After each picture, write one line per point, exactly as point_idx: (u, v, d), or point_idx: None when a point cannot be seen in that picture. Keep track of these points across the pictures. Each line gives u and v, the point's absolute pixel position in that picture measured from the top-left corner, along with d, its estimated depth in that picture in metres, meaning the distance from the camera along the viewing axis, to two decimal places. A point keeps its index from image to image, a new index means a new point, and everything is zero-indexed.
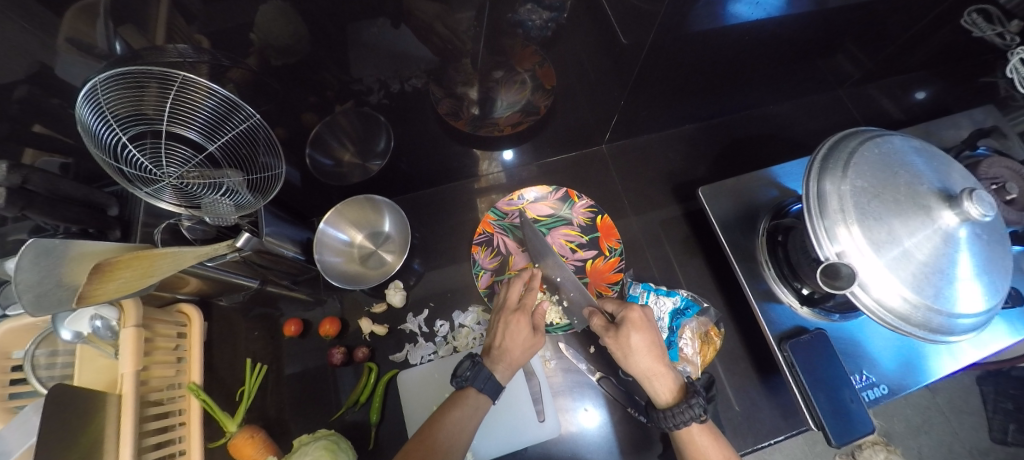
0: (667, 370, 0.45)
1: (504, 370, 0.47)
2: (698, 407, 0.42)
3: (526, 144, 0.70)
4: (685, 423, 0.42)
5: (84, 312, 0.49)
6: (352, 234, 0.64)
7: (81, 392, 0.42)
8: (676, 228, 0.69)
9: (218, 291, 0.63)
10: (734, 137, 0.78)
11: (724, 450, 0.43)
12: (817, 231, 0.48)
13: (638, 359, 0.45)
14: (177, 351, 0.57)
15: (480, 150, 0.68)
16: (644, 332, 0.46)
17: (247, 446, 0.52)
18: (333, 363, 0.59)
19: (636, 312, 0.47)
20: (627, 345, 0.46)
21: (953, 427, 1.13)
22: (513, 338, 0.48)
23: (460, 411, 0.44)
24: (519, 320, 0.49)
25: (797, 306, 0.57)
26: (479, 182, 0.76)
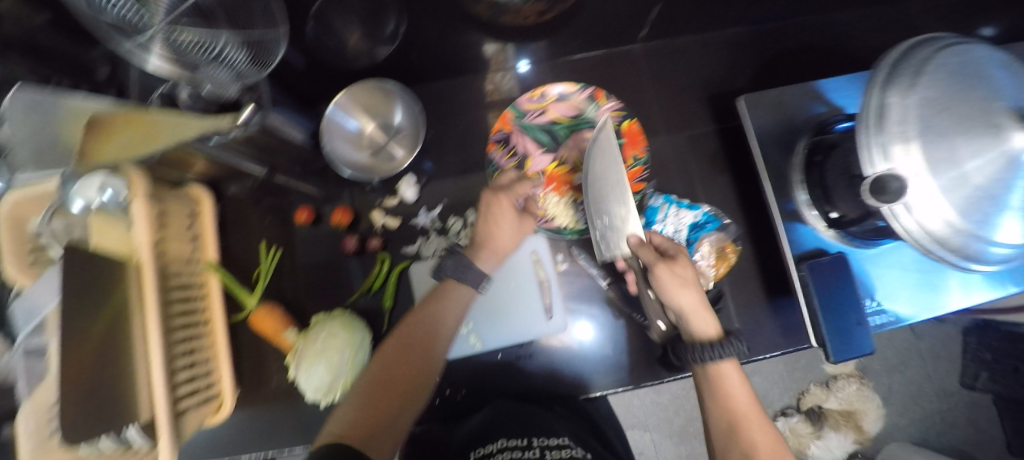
0: (704, 311, 0.47)
1: (486, 256, 0.51)
2: (732, 349, 0.45)
3: (543, 43, 0.62)
4: (721, 356, 0.45)
5: (92, 180, 0.47)
6: (363, 125, 0.59)
7: (100, 272, 0.42)
8: (709, 143, 0.63)
9: (227, 176, 0.61)
10: (799, 43, 0.65)
11: (745, 386, 0.46)
12: (870, 147, 0.44)
13: (683, 292, 0.47)
14: (192, 230, 0.57)
15: (495, 44, 0.61)
16: (689, 265, 0.48)
17: (267, 318, 0.56)
18: (347, 251, 0.59)
19: (684, 256, 0.49)
20: (679, 275, 0.47)
21: (927, 369, 1.21)
22: (495, 223, 0.52)
23: (437, 306, 0.48)
24: (501, 205, 0.53)
25: (823, 229, 0.55)
26: (488, 86, 0.68)
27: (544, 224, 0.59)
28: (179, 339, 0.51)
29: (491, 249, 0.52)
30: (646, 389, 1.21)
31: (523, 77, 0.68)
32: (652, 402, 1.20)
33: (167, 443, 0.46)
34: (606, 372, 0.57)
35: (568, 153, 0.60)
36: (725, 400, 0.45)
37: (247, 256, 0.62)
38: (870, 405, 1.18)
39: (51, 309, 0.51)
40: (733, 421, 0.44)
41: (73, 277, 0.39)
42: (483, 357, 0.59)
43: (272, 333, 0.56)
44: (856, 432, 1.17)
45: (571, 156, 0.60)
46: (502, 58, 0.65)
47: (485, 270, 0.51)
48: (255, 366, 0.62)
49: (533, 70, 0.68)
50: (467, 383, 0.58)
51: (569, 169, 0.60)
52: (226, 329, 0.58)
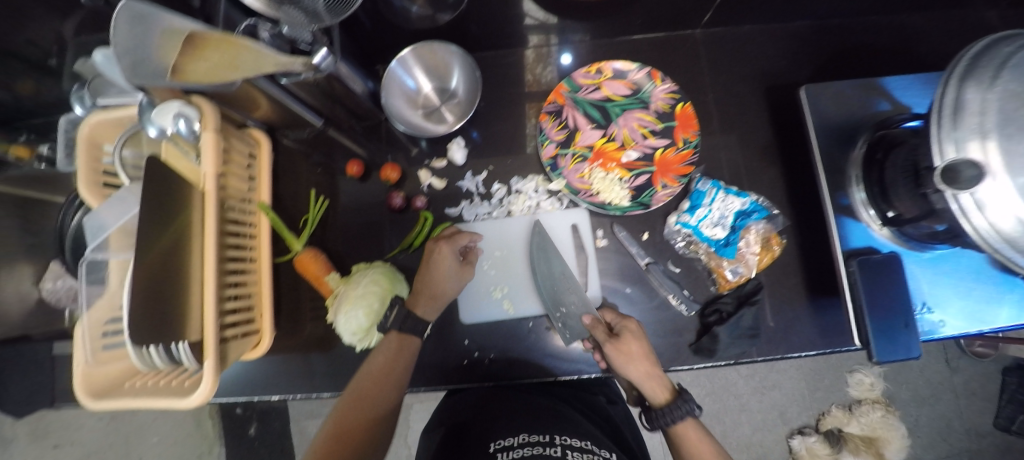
0: (660, 375, 0.49)
1: (424, 303, 0.53)
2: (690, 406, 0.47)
3: (586, 40, 0.66)
4: (681, 418, 0.47)
5: (169, 108, 0.48)
6: (421, 84, 0.61)
7: (170, 194, 0.44)
8: (761, 134, 0.62)
9: (285, 123, 0.63)
10: (861, 40, 0.64)
11: (713, 448, 0.48)
12: (942, 143, 0.38)
13: (632, 365, 0.48)
14: (249, 171, 0.59)
15: (537, 35, 0.64)
16: (641, 340, 0.50)
17: (311, 262, 0.57)
18: (392, 207, 0.61)
19: (633, 324, 0.51)
20: (627, 350, 0.49)
21: (959, 406, 1.15)
22: (436, 271, 0.53)
23: (383, 356, 0.50)
24: (442, 251, 0.54)
25: (876, 227, 0.54)
26: (528, 78, 0.66)
27: (588, 197, 0.59)
28: (228, 270, 0.52)
29: (428, 293, 0.53)
30: None
31: (563, 69, 0.67)
32: None
33: (210, 366, 0.47)
34: None
35: (618, 130, 0.61)
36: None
37: (294, 203, 0.64)
38: (895, 433, 1.12)
39: (116, 227, 0.53)
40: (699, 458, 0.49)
41: (148, 194, 0.41)
42: (515, 324, 0.59)
43: (314, 277, 0.58)
44: None
45: (620, 133, 0.61)
46: (544, 53, 0.67)
47: (425, 318, 0.53)
48: (292, 309, 0.64)
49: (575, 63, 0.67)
50: (495, 348, 0.58)
51: (618, 146, 0.60)
52: (270, 269, 0.60)
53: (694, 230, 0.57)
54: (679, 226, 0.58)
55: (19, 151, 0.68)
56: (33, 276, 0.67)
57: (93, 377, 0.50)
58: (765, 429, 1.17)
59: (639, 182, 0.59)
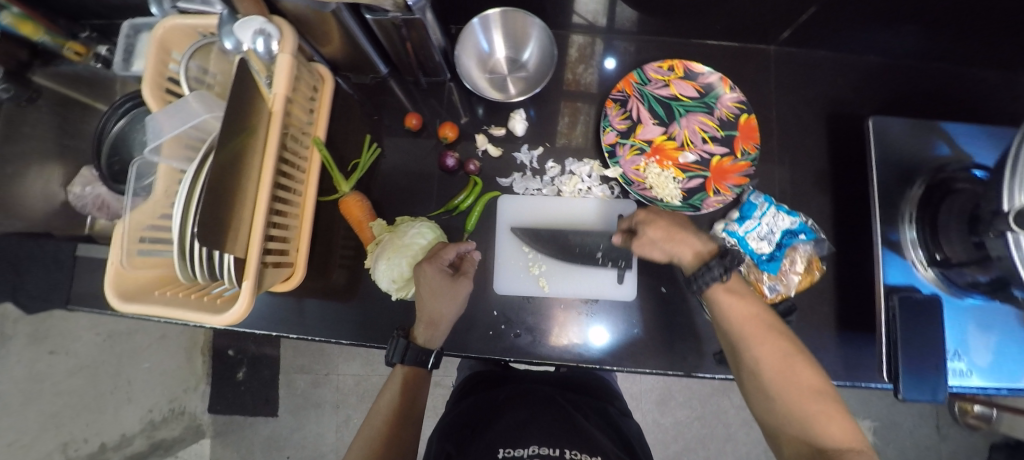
0: (688, 239, 0.50)
1: (424, 330, 0.52)
2: (718, 267, 0.46)
3: (653, 40, 0.66)
4: (715, 278, 0.46)
5: (252, 23, 0.48)
6: (495, 49, 0.62)
7: (244, 108, 0.44)
8: (817, 160, 0.63)
9: (352, 65, 0.63)
10: (924, 87, 0.65)
11: (751, 307, 0.46)
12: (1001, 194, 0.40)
13: (659, 247, 0.51)
14: (311, 103, 0.59)
15: (580, 36, 0.66)
16: (656, 222, 0.51)
17: (356, 206, 0.57)
18: (443, 166, 0.61)
19: (642, 213, 0.54)
20: (646, 238, 0.51)
21: None
22: (428, 301, 0.50)
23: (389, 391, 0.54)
24: (430, 271, 0.50)
25: (920, 267, 0.54)
26: (566, 78, 0.65)
27: (641, 190, 0.59)
28: (276, 196, 0.52)
29: (428, 322, 0.51)
30: (652, 406, 1.20)
31: (605, 74, 0.65)
32: (654, 420, 1.18)
33: (248, 285, 0.46)
34: (658, 349, 0.56)
35: (679, 130, 0.61)
36: (726, 318, 0.46)
37: (346, 145, 0.64)
38: None
39: (171, 136, 0.49)
40: (739, 338, 0.45)
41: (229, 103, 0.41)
42: (546, 301, 0.59)
43: (356, 221, 0.57)
44: None
45: (681, 133, 0.61)
46: (587, 54, 0.66)
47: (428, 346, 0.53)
48: (323, 251, 0.63)
49: (618, 70, 0.66)
50: (522, 324, 0.58)
51: (676, 146, 0.61)
52: (313, 205, 0.59)
53: (739, 241, 0.58)
54: (725, 234, 0.58)
55: (76, 48, 0.67)
56: (63, 179, 0.69)
57: (123, 278, 0.47)
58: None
59: (692, 184, 0.60)
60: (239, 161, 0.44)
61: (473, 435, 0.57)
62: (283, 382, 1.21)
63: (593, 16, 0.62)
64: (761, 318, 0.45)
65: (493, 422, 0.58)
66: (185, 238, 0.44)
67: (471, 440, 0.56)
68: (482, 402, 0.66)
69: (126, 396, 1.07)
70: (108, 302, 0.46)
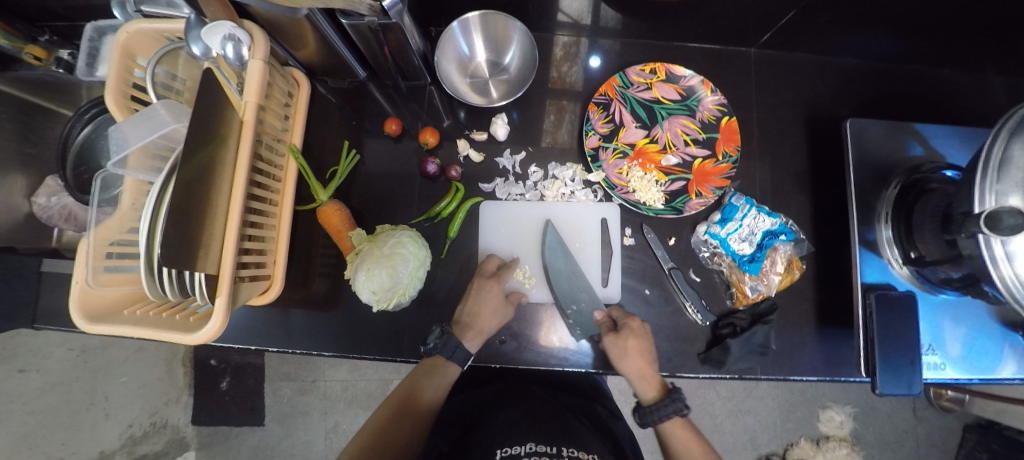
0: (652, 374, 0.53)
1: (472, 338, 0.54)
2: (680, 403, 0.53)
3: (636, 42, 0.66)
4: (668, 415, 0.53)
5: (220, 28, 0.46)
6: (476, 52, 0.60)
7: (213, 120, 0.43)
8: (796, 161, 0.63)
9: (328, 69, 0.61)
10: (901, 86, 0.66)
11: (698, 442, 0.54)
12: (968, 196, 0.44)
13: (629, 362, 0.52)
14: (286, 110, 0.57)
15: (566, 35, 0.65)
16: (640, 338, 0.53)
17: (335, 215, 0.55)
18: (424, 173, 0.60)
19: (636, 321, 0.54)
20: (624, 347, 0.52)
21: (918, 453, 1.21)
22: (483, 303, 0.55)
23: (429, 380, 0.55)
24: (489, 287, 0.56)
25: (896, 265, 0.55)
26: (553, 75, 0.64)
27: (624, 194, 0.59)
28: (249, 209, 0.50)
29: (475, 329, 0.54)
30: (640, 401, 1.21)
31: (590, 72, 0.65)
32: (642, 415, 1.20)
33: (221, 304, 0.45)
34: None
35: (661, 133, 0.61)
36: (682, 453, 0.54)
37: (323, 151, 0.62)
38: None
39: (137, 147, 0.47)
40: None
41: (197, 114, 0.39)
42: (530, 308, 0.59)
43: (335, 231, 0.56)
44: None
45: (663, 136, 0.61)
46: (572, 52, 0.65)
47: (469, 349, 0.54)
48: (303, 260, 0.61)
49: (602, 68, 0.65)
50: (507, 331, 0.58)
51: (659, 149, 0.61)
52: (291, 215, 0.57)
53: (721, 243, 0.58)
54: (707, 236, 0.58)
55: (36, 52, 0.63)
56: (27, 189, 0.65)
57: (90, 297, 0.45)
58: (734, 452, 1.19)
59: (674, 187, 0.60)
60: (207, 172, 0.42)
61: (470, 435, 0.58)
62: (269, 390, 1.19)
63: (577, 15, 0.60)
64: (707, 453, 0.54)
65: (486, 419, 0.59)
66: (153, 258, 0.42)
67: (471, 435, 0.58)
68: (472, 399, 0.67)
69: (104, 412, 1.01)
70: (74, 323, 0.44)
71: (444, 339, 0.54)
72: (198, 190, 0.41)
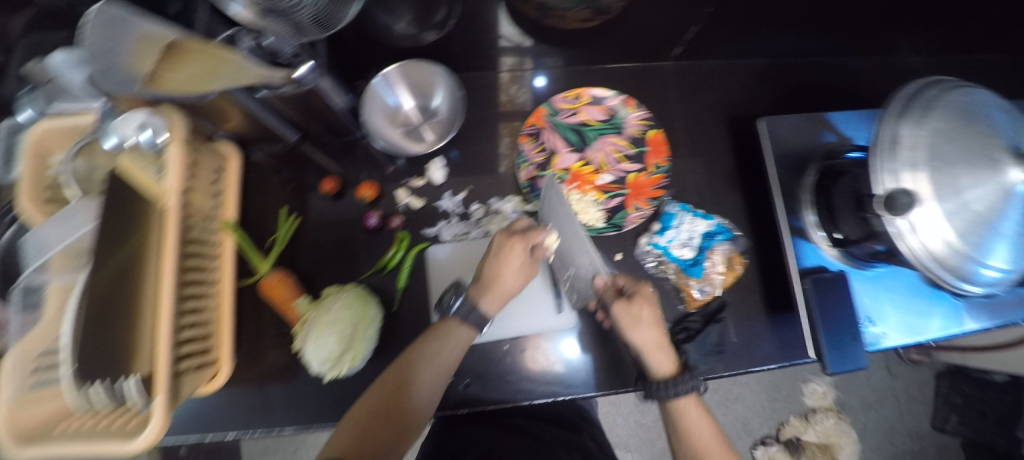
0: (662, 354, 0.51)
1: (490, 299, 0.52)
2: (684, 387, 0.50)
3: (556, 70, 0.69)
4: (684, 392, 0.50)
5: (133, 116, 0.44)
6: (403, 102, 0.62)
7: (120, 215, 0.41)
8: (724, 160, 0.67)
9: (257, 137, 0.61)
10: (807, 78, 0.71)
11: (710, 425, 0.51)
12: (880, 173, 0.45)
13: (643, 332, 0.51)
14: (216, 186, 0.56)
15: (512, 57, 0.66)
16: (652, 305, 0.52)
17: (278, 286, 0.55)
18: (366, 226, 0.60)
19: (647, 289, 0.53)
20: (638, 315, 0.51)
21: (899, 408, 1.24)
22: (507, 263, 0.52)
23: (435, 347, 0.49)
24: (513, 247, 0.52)
25: (826, 248, 0.58)
26: (503, 99, 0.68)
27: None
28: (182, 297, 0.49)
29: (496, 294, 0.52)
30: (630, 406, 1.21)
31: (538, 91, 0.69)
32: (635, 422, 1.21)
33: (161, 402, 0.43)
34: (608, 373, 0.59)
35: (594, 154, 0.63)
36: (692, 431, 0.50)
37: (261, 219, 0.62)
38: (845, 440, 1.20)
39: (61, 250, 0.44)
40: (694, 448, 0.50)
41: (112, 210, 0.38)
42: (489, 346, 0.60)
43: (282, 302, 0.56)
44: None
45: (596, 157, 0.63)
46: (518, 74, 0.69)
47: (484, 314, 0.52)
48: (254, 333, 0.60)
49: (549, 86, 0.69)
50: (471, 373, 0.59)
51: (593, 169, 0.63)
52: (230, 294, 0.57)
53: (663, 251, 0.60)
54: (650, 247, 0.60)
55: None
56: None
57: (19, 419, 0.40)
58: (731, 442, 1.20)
59: (613, 203, 0.62)
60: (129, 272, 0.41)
61: None
62: None
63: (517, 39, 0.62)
64: (717, 435, 0.51)
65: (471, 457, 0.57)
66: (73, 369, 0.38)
67: None
68: (463, 434, 0.64)
69: None
70: None
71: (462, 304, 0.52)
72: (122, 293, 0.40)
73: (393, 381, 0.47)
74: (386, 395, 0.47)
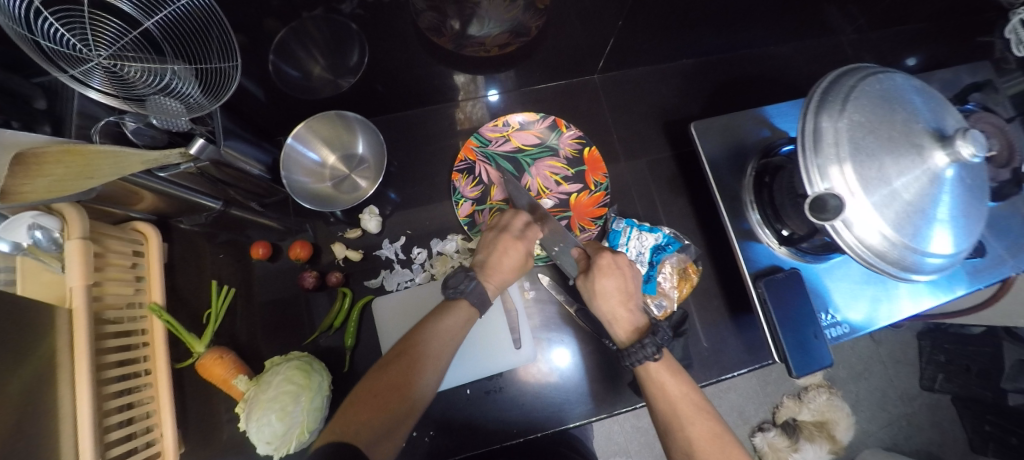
0: (628, 312, 0.49)
1: (494, 284, 0.52)
2: (651, 346, 0.44)
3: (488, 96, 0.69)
4: (637, 360, 0.44)
5: (21, 221, 0.42)
6: (325, 155, 0.59)
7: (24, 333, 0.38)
8: (664, 167, 0.67)
9: (178, 211, 0.58)
10: (729, 75, 0.74)
11: (682, 385, 0.44)
12: (809, 169, 0.45)
13: (602, 301, 0.50)
14: (135, 270, 0.53)
15: (463, 75, 0.62)
16: (611, 276, 0.50)
17: (215, 365, 0.52)
18: (305, 287, 0.58)
19: (604, 259, 0.51)
20: (594, 288, 0.50)
21: (889, 374, 1.24)
22: (506, 259, 0.52)
23: (449, 320, 0.47)
24: (515, 247, 0.53)
25: (776, 246, 0.58)
26: (459, 116, 0.69)
27: None
28: (113, 392, 0.45)
29: (498, 274, 0.52)
30: (625, 413, 1.15)
31: (495, 105, 0.70)
32: (633, 427, 1.13)
33: None
34: (576, 402, 0.58)
35: (531, 180, 0.63)
36: (658, 397, 0.43)
37: (197, 296, 0.59)
38: (840, 414, 1.18)
39: None
40: (671, 417, 0.42)
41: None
42: (451, 393, 0.58)
43: (221, 381, 0.52)
44: (831, 443, 1.17)
45: (535, 182, 0.63)
46: (472, 89, 0.66)
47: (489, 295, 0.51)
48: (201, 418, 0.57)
49: (503, 100, 0.70)
50: (435, 424, 0.57)
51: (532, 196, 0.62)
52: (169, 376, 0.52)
53: None
54: None
55: None
56: None
57: None
58: None
59: None
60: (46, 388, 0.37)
61: None
62: None
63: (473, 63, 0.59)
64: (695, 396, 0.43)
65: None
66: None
67: None
68: None
69: None
70: None
71: (465, 281, 0.50)
72: (41, 418, 0.36)
73: (405, 351, 0.44)
74: (398, 363, 0.43)
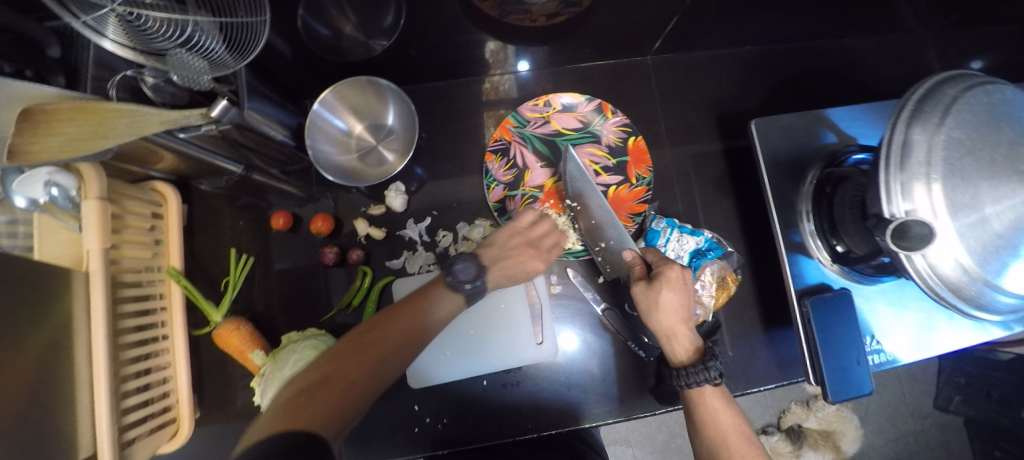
0: (688, 331, 0.45)
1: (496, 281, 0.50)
2: (715, 369, 0.42)
3: (526, 72, 0.64)
4: (698, 384, 0.42)
5: (35, 176, 0.38)
6: (351, 124, 0.56)
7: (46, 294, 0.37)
8: (711, 165, 0.62)
9: (199, 173, 0.55)
10: (794, 69, 0.67)
11: (735, 416, 0.42)
12: (889, 185, 0.39)
13: (662, 317, 0.45)
14: (154, 233, 0.51)
15: (496, 43, 0.56)
16: (678, 292, 0.45)
17: (232, 336, 0.51)
18: (325, 262, 0.56)
19: (674, 271, 0.46)
20: (656, 300, 0.45)
21: (902, 391, 1.16)
22: (515, 262, 0.51)
23: (445, 304, 0.45)
24: (535, 263, 0.52)
25: (828, 263, 0.53)
26: (488, 87, 0.64)
27: None
28: (130, 357, 0.44)
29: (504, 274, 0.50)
30: None
31: (523, 79, 0.64)
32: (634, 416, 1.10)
33: None
34: (593, 402, 0.56)
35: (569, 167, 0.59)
36: (706, 422, 0.42)
37: (215, 262, 0.58)
38: (848, 426, 1.14)
39: None
40: (719, 445, 0.41)
41: None
42: (467, 382, 0.57)
43: (237, 351, 0.51)
44: (834, 453, 1.13)
45: None
46: (503, 59, 0.59)
47: None
48: (217, 382, 0.56)
49: (533, 73, 0.64)
50: (449, 411, 0.56)
51: None
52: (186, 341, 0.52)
53: None
54: None
55: None
56: None
57: None
58: None
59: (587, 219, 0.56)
60: (64, 353, 0.36)
61: None
62: None
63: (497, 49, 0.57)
64: (745, 432, 0.42)
65: None
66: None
67: None
68: None
69: None
70: None
71: (475, 274, 0.47)
72: None
73: (363, 337, 0.38)
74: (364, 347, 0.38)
